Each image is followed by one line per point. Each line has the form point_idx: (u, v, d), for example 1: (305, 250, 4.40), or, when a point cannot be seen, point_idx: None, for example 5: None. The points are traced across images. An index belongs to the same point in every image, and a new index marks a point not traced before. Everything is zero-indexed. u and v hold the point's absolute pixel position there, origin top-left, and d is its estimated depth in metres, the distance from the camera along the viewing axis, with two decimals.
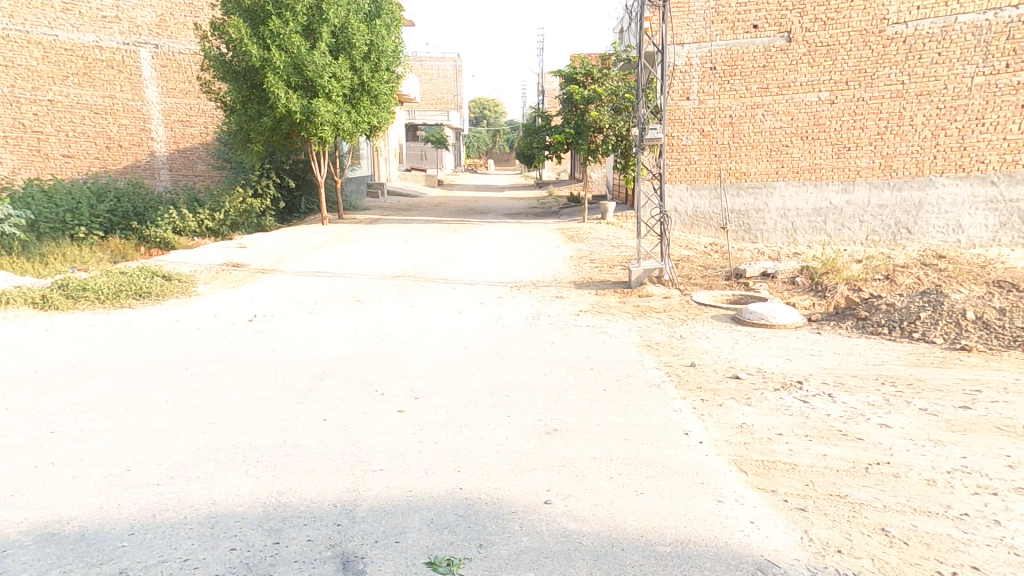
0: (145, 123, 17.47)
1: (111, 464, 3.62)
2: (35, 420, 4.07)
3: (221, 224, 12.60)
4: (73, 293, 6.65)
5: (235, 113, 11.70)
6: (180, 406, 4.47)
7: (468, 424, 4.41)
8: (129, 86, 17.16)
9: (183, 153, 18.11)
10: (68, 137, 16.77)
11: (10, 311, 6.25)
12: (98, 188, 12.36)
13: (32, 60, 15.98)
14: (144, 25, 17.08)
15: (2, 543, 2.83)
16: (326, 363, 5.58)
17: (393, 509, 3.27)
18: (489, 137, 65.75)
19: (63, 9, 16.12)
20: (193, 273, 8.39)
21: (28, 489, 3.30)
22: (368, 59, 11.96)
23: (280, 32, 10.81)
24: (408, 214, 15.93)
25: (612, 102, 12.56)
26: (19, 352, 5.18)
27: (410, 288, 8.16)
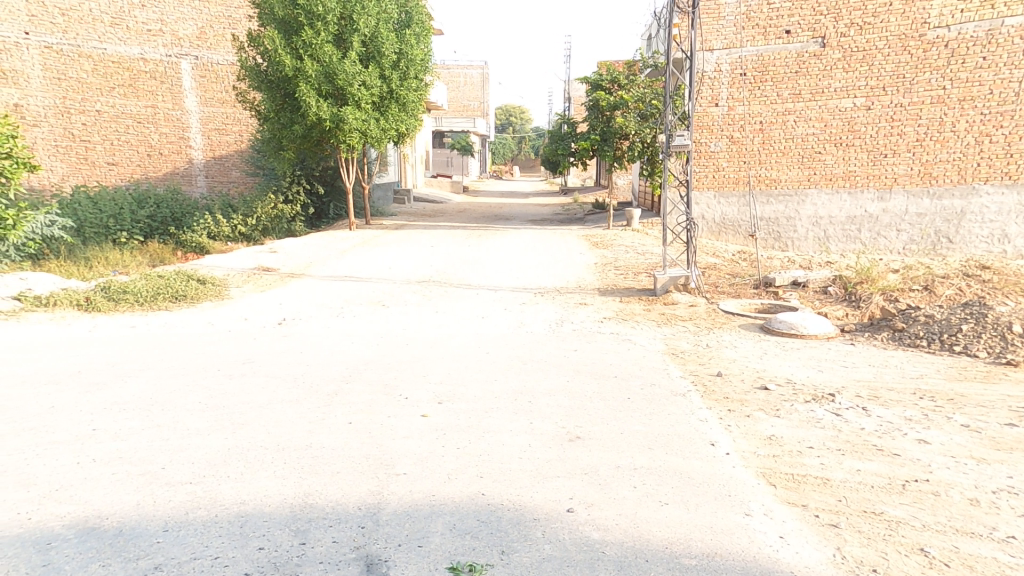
0: (185, 132, 17.97)
1: (147, 462, 3.74)
2: (76, 419, 4.20)
3: (253, 229, 12.98)
4: (114, 296, 6.89)
5: (268, 121, 12.02)
6: (211, 407, 4.59)
7: (491, 430, 4.42)
8: (171, 96, 17.72)
9: (219, 160, 18.39)
10: (112, 146, 17.53)
11: (57, 313, 6.53)
12: (138, 195, 12.83)
13: (82, 72, 16.85)
14: (186, 38, 17.56)
15: (48, 536, 2.95)
16: (351, 366, 5.66)
17: (416, 513, 3.29)
18: (515, 143, 66.17)
19: (111, 23, 16.94)
20: (226, 277, 8.64)
21: (71, 484, 3.43)
22: (397, 68, 12.16)
23: (312, 42, 11.07)
24: (434, 220, 16.12)
25: (639, 109, 12.46)
26: (63, 352, 5.39)
27: (434, 293, 8.24)
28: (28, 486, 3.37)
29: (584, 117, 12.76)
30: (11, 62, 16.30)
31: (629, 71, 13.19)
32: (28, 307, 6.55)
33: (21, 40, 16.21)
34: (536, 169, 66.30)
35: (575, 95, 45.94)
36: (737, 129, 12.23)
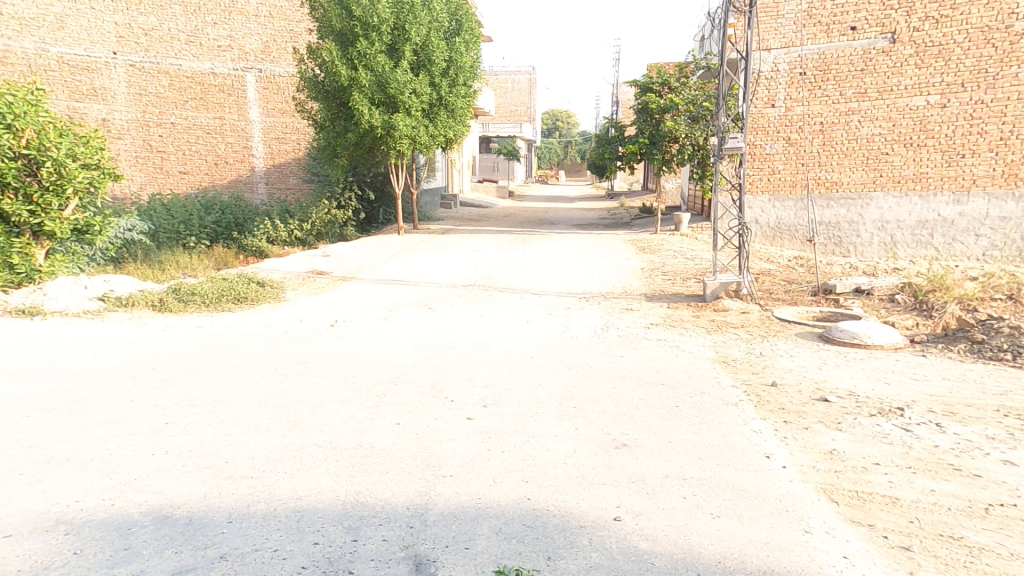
0: (247, 141, 18.76)
1: (213, 455, 3.93)
2: (151, 412, 4.45)
3: (308, 233, 13.59)
4: (184, 297, 7.31)
5: (324, 130, 12.49)
6: (269, 405, 4.78)
7: (536, 435, 4.40)
8: (237, 107, 18.58)
9: (278, 168, 19.08)
10: (184, 156, 18.57)
11: (133, 312, 6.97)
12: (206, 201, 13.59)
13: (160, 87, 18.07)
14: (251, 52, 18.34)
15: (127, 521, 3.14)
16: (399, 369, 5.78)
17: (462, 514, 3.32)
18: (561, 148, 65.94)
19: (188, 41, 18.09)
20: (283, 280, 9.01)
21: (146, 474, 3.64)
22: (447, 75, 12.39)
23: (366, 53, 11.44)
24: (479, 224, 16.31)
25: (690, 111, 12.22)
26: (139, 349, 5.76)
27: (479, 297, 8.32)
28: (110, 473, 3.59)
29: (632, 121, 12.67)
30: (102, 81, 17.77)
31: (680, 74, 12.99)
32: (110, 307, 7.02)
33: (110, 60, 17.72)
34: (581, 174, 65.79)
35: (624, 99, 45.34)
36: (796, 130, 11.85)
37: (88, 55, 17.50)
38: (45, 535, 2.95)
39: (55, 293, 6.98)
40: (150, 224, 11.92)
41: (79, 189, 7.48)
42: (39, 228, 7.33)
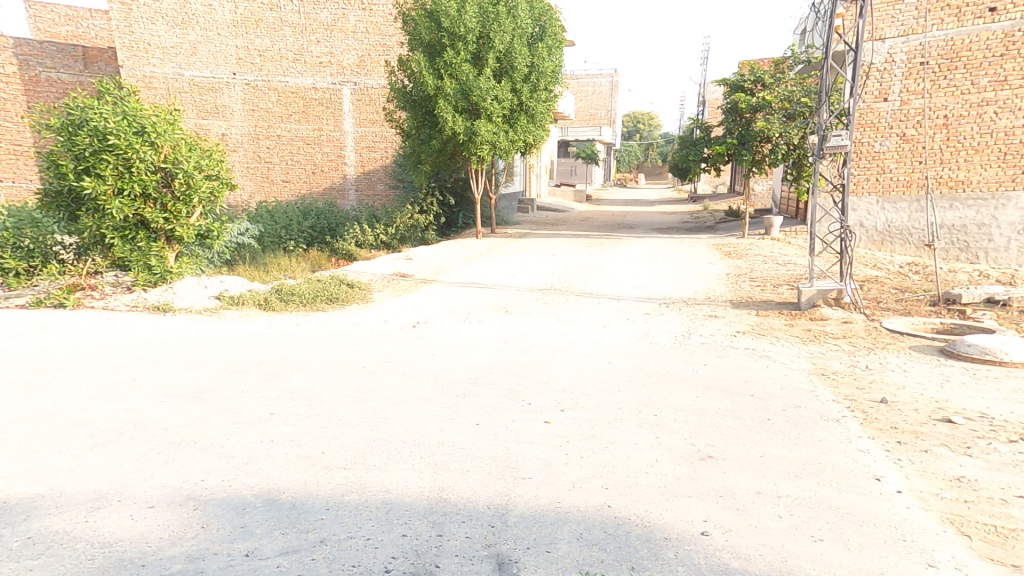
0: (341, 151, 19.85)
1: (311, 445, 4.16)
2: (259, 402, 4.77)
3: (393, 237, 14.19)
4: (285, 297, 7.84)
5: (410, 138, 13.04)
6: (359, 401, 4.99)
7: (615, 441, 4.27)
8: (333, 119, 19.69)
9: (367, 175, 20.09)
10: (288, 165, 20.01)
11: (243, 310, 7.56)
12: (304, 207, 14.61)
13: (270, 103, 19.58)
14: (348, 67, 19.38)
15: (240, 501, 3.39)
16: (477, 369, 5.84)
17: (543, 517, 3.28)
18: (640, 151, 64.91)
19: (294, 59, 19.37)
20: (370, 282, 9.45)
21: (255, 459, 3.90)
22: (528, 81, 12.54)
23: (452, 62, 11.81)
24: (557, 228, 16.34)
25: (785, 109, 11.57)
26: (248, 342, 6.23)
27: (556, 301, 8.30)
28: (227, 457, 3.89)
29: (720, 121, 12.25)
30: (223, 99, 19.47)
31: (775, 69, 12.36)
32: (225, 305, 7.64)
33: (230, 80, 19.37)
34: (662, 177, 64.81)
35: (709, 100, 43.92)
36: (912, 125, 11.02)
37: (213, 77, 19.24)
38: (178, 509, 3.22)
39: (182, 292, 7.73)
40: (258, 229, 12.96)
41: (202, 198, 8.22)
42: (171, 234, 8.08)
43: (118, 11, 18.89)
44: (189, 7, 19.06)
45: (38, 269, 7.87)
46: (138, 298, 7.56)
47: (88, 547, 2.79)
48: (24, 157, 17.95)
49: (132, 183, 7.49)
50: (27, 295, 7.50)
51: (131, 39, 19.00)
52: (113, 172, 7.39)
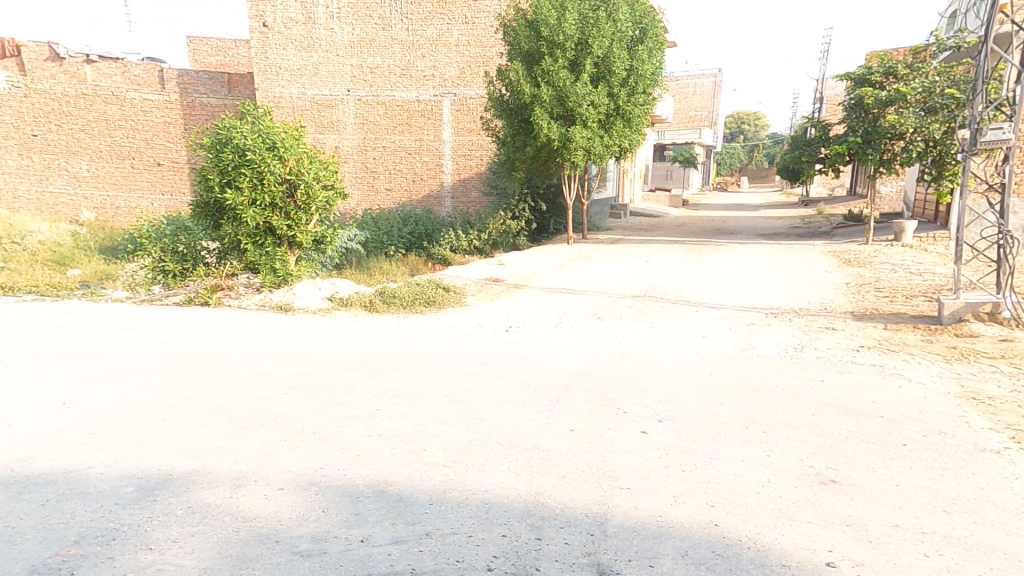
0: (439, 159, 20.40)
1: (413, 442, 4.34)
2: (367, 398, 5.05)
3: (486, 243, 14.63)
4: (387, 299, 8.31)
5: (505, 145, 13.38)
6: (456, 401, 5.13)
7: (719, 456, 4.04)
8: (434, 129, 20.25)
9: (462, 183, 20.61)
10: (390, 175, 20.79)
11: (350, 311, 8.10)
12: (404, 214, 15.47)
13: (377, 116, 20.37)
14: (449, 78, 19.84)
15: (353, 490, 3.60)
16: (571, 376, 5.80)
17: (644, 530, 3.17)
18: (743, 152, 61.31)
19: (402, 74, 20.01)
20: (464, 286, 9.78)
21: (364, 452, 4.13)
22: (626, 84, 12.43)
23: (550, 69, 11.96)
24: (651, 234, 15.95)
25: (923, 103, 10.49)
26: (357, 342, 6.66)
27: (651, 309, 8.08)
28: (340, 448, 4.15)
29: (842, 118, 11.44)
30: (338, 115, 20.43)
31: (913, 59, 11.28)
32: (335, 306, 8.22)
33: (345, 97, 20.30)
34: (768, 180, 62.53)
35: (828, 96, 40.61)
36: None
37: (331, 94, 20.26)
38: (302, 492, 3.50)
39: (301, 292, 8.45)
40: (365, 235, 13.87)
41: (319, 206, 8.93)
42: (292, 239, 8.85)
43: (256, 38, 20.33)
44: (315, 30, 20.09)
45: (190, 270, 9.02)
46: (265, 298, 8.28)
47: (232, 520, 3.11)
48: (180, 174, 20.58)
49: (264, 194, 8.31)
50: (180, 293, 8.54)
51: (264, 63, 20.36)
52: (249, 184, 8.22)
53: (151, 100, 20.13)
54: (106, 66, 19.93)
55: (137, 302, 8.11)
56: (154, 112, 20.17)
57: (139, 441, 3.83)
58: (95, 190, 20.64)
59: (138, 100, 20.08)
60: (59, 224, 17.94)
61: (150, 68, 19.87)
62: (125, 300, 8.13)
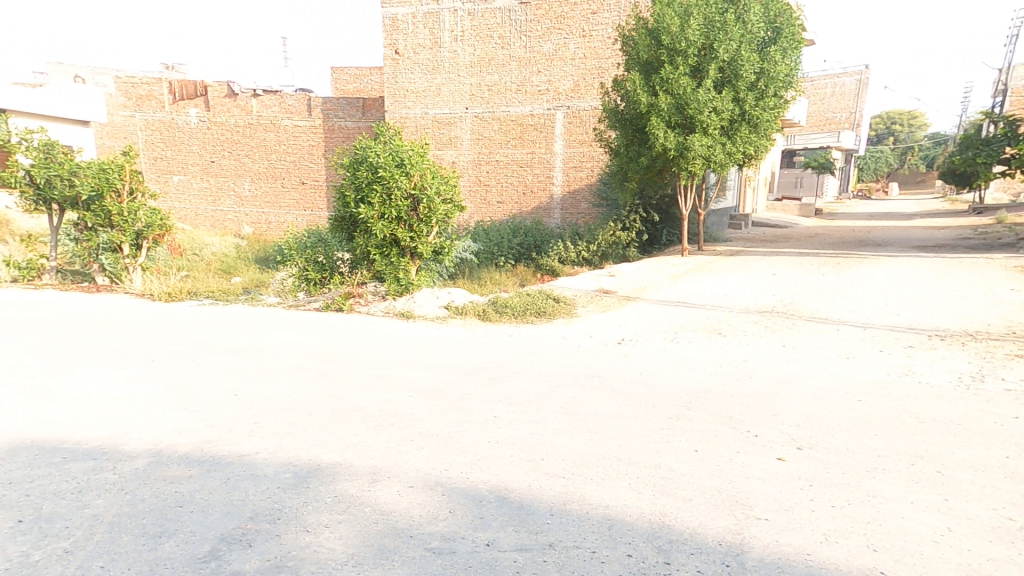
0: (551, 172, 20.31)
1: (530, 451, 4.33)
2: (484, 405, 5.17)
3: (594, 254, 14.61)
4: (499, 309, 8.55)
5: (618, 156, 13.29)
6: (570, 412, 5.07)
7: (879, 495, 3.59)
8: (545, 142, 20.24)
9: (572, 195, 20.19)
10: (502, 188, 21.07)
11: (464, 319, 8.43)
12: (514, 226, 15.97)
13: (492, 131, 20.82)
14: (563, 92, 19.77)
15: (476, 494, 3.67)
16: (691, 393, 5.50)
17: (789, 568, 2.89)
18: (891, 155, 54.51)
19: (517, 90, 20.30)
20: (574, 297, 9.80)
21: (485, 457, 4.19)
22: (753, 89, 11.87)
23: (670, 77, 11.68)
24: (777, 246, 14.82)
25: None
26: (473, 349, 6.90)
27: (780, 326, 7.50)
28: (461, 451, 4.26)
29: None
30: (456, 132, 21.25)
31: None
32: (451, 314, 8.61)
33: (463, 114, 21.02)
34: (925, 184, 55.72)
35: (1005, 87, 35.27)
36: None
37: (450, 113, 21.14)
38: (430, 492, 3.63)
39: (421, 301, 8.98)
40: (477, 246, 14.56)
41: (439, 219, 9.46)
42: (414, 250, 9.43)
43: (389, 65, 21.68)
44: (440, 53, 20.99)
45: (327, 280, 9.89)
46: (390, 305, 9.01)
47: (372, 512, 3.31)
48: (320, 191, 22.49)
49: (392, 208, 8.98)
50: (320, 299, 9.45)
51: (394, 87, 21.68)
52: (379, 199, 8.96)
53: (300, 126, 22.50)
54: (268, 99, 22.71)
55: (286, 307, 9.08)
56: (302, 137, 22.50)
57: (293, 432, 4.23)
58: (254, 208, 23.56)
59: (290, 127, 22.58)
60: (226, 237, 20.63)
61: (301, 97, 22.21)
62: (278, 305, 9.16)
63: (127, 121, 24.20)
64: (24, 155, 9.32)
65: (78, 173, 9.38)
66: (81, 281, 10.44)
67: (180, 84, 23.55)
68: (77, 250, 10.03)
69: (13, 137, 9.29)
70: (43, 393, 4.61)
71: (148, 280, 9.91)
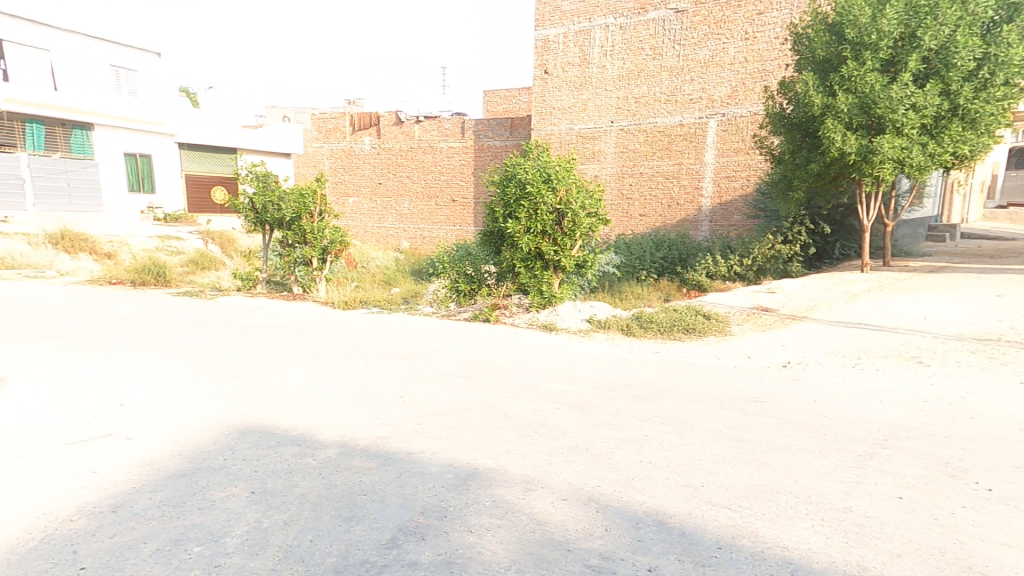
0: (700, 182, 19.30)
1: (688, 474, 3.96)
2: (634, 423, 4.92)
3: (748, 268, 13.60)
4: (644, 324, 8.28)
5: (781, 163, 12.25)
6: (733, 438, 4.61)
7: None
8: (694, 151, 19.34)
9: (724, 206, 18.94)
10: (645, 201, 20.56)
11: (608, 334, 8.30)
12: (657, 240, 15.56)
13: (637, 144, 20.47)
14: (719, 99, 18.74)
15: (632, 514, 3.43)
16: (888, 430, 4.72)
17: None
18: None
19: (666, 100, 19.74)
20: (727, 314, 9.19)
21: (639, 476, 3.93)
22: (972, 79, 10.17)
23: (853, 74, 10.47)
24: (993, 263, 12.29)
25: None
26: (621, 365, 6.71)
27: (1009, 358, 6.19)
28: (613, 467, 4.05)
29: None
30: (600, 145, 21.31)
31: None
32: (593, 328, 8.53)
33: (608, 128, 21.00)
34: None
35: None
36: None
37: (595, 127, 21.26)
38: (584, 507, 3.48)
39: (563, 313, 9.05)
40: (618, 259, 14.46)
41: (583, 232, 9.49)
42: (557, 263, 9.58)
43: (538, 85, 22.36)
44: (588, 70, 21.22)
45: (475, 291, 10.40)
46: (533, 318, 9.21)
47: (528, 521, 3.29)
48: (467, 208, 24.51)
49: (537, 222, 9.23)
50: (468, 310, 10.02)
51: (541, 106, 22.29)
52: (525, 214, 9.26)
53: (454, 147, 24.55)
54: (428, 124, 24.96)
55: (439, 316, 9.78)
56: (455, 157, 24.52)
57: (453, 436, 4.45)
58: (411, 225, 26.02)
59: (445, 148, 24.72)
60: (388, 252, 22.92)
61: (456, 121, 24.19)
62: (433, 314, 9.89)
63: (317, 151, 28.27)
64: (246, 184, 11.12)
65: (285, 198, 11.01)
66: (282, 290, 12.19)
67: (359, 116, 26.99)
68: (280, 264, 11.87)
69: (242, 169, 11.12)
70: (259, 384, 5.45)
71: (330, 290, 11.32)
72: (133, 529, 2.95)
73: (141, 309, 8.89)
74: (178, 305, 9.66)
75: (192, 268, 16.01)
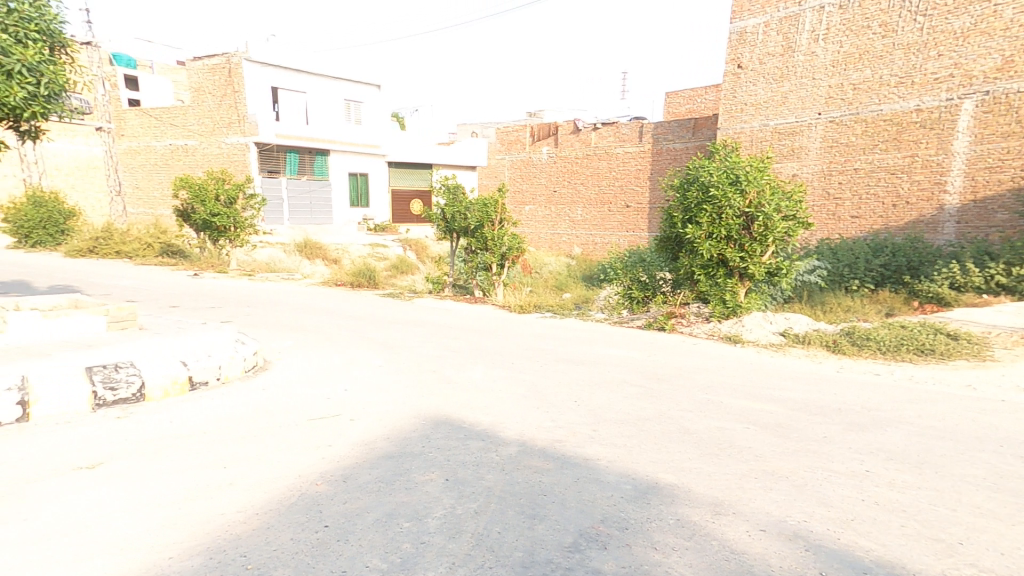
0: (942, 176, 14.79)
1: (935, 527, 3.15)
2: (850, 455, 4.15)
3: (1017, 279, 10.69)
4: (858, 341, 7.09)
5: None
6: (1001, 490, 3.57)
7: None
8: (937, 141, 14.90)
9: (980, 204, 14.16)
10: (860, 200, 16.61)
11: (811, 350, 7.30)
12: (876, 245, 13.21)
13: (852, 136, 16.73)
14: (980, 74, 14.12)
15: (858, 562, 2.82)
16: None
17: None
18: None
19: (898, 83, 15.73)
20: (984, 334, 7.41)
21: (864, 519, 3.24)
22: None
23: None
24: None
25: None
26: (828, 387, 5.76)
27: None
28: (826, 503, 3.43)
29: None
30: (802, 141, 18.01)
31: None
32: (790, 342, 7.61)
33: (814, 120, 17.63)
34: None
35: None
36: None
37: (796, 121, 18.06)
38: (789, 543, 3.00)
39: (750, 326, 8.33)
40: (821, 267, 12.56)
41: (777, 237, 8.43)
42: (745, 271, 8.69)
43: (728, 82, 20.14)
44: (794, 58, 18.15)
45: (650, 299, 10.06)
46: (715, 328, 8.65)
47: (721, 548, 2.94)
48: (642, 213, 23.73)
49: (721, 227, 8.52)
50: (642, 317, 9.70)
51: (731, 102, 20.04)
52: (709, 219, 8.61)
53: (631, 152, 24.20)
54: (605, 131, 25.13)
55: (611, 322, 9.69)
56: (631, 162, 24.17)
57: (630, 446, 4.26)
58: (584, 230, 26.35)
59: (622, 154, 24.53)
60: (561, 257, 23.45)
61: (634, 125, 23.73)
62: (604, 320, 9.78)
63: (499, 164, 30.34)
64: (439, 197, 12.36)
65: (469, 208, 12.01)
66: (466, 293, 13.20)
67: (540, 127, 28.37)
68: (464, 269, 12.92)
69: (436, 183, 12.37)
70: (448, 380, 5.95)
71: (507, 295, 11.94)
72: (359, 499, 3.49)
73: (358, 308, 10.48)
74: (384, 306, 11.18)
75: (394, 272, 18.35)
